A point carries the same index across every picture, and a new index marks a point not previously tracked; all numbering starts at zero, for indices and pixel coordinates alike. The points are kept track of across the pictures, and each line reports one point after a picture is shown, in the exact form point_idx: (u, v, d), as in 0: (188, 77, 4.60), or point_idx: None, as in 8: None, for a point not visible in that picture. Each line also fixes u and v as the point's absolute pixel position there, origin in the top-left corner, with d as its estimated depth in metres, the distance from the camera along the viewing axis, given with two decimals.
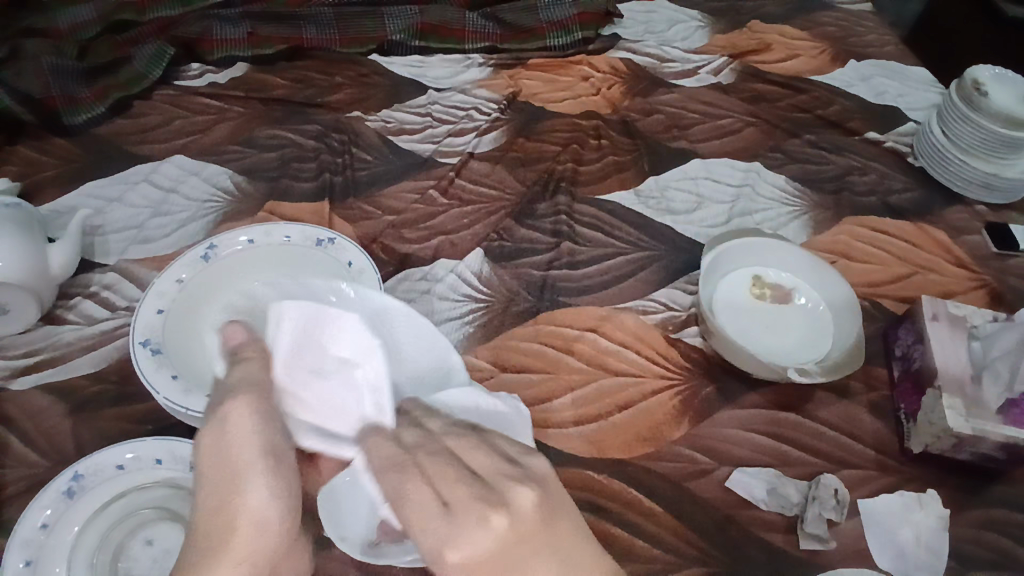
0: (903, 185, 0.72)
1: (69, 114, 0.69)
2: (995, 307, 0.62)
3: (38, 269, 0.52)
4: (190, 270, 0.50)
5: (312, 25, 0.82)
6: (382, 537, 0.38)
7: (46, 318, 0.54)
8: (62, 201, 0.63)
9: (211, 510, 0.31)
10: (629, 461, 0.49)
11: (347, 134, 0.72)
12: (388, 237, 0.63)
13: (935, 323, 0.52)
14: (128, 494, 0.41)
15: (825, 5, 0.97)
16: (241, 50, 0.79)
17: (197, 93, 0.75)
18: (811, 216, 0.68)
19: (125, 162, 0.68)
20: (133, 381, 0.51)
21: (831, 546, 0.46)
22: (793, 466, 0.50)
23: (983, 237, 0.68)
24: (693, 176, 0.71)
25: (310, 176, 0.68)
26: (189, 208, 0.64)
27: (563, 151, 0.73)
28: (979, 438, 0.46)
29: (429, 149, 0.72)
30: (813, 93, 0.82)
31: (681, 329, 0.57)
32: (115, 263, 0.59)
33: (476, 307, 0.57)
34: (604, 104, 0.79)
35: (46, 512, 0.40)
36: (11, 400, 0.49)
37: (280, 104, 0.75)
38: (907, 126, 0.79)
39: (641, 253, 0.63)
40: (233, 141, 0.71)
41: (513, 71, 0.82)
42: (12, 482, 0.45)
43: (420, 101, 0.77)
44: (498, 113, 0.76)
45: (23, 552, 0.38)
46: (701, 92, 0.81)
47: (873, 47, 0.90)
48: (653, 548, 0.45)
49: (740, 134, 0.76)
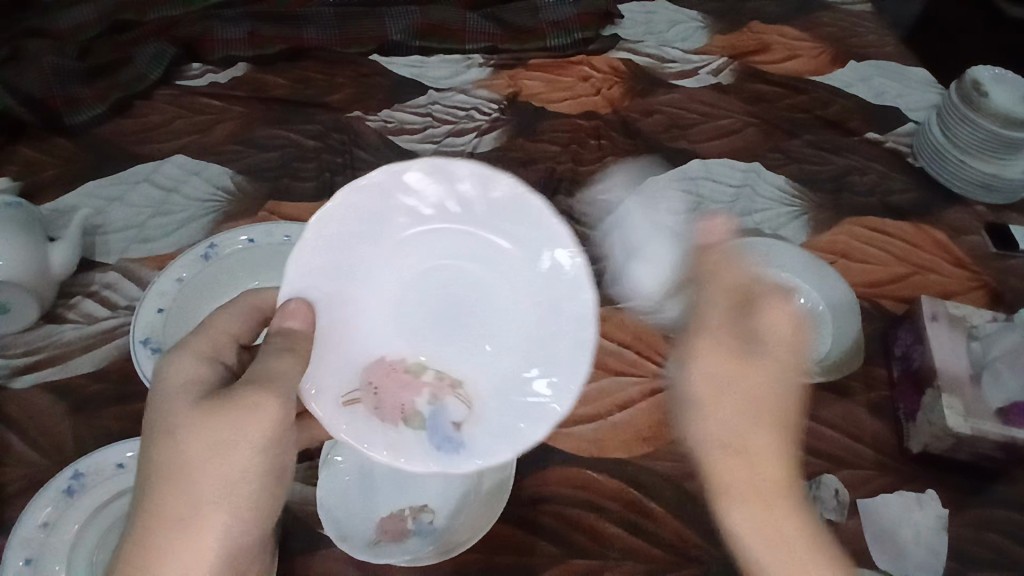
0: (903, 185, 0.72)
1: (69, 114, 0.70)
2: (995, 307, 0.62)
3: (39, 268, 0.52)
4: (190, 270, 0.51)
5: (312, 25, 0.83)
6: (382, 537, 0.43)
7: (46, 317, 0.54)
8: (63, 200, 0.64)
9: (169, 499, 0.35)
10: (628, 461, 0.49)
11: (347, 134, 0.73)
12: None
13: (934, 323, 0.52)
14: (128, 493, 0.42)
15: (825, 6, 0.97)
16: (241, 50, 0.80)
17: (197, 93, 0.75)
18: (810, 216, 0.68)
19: (126, 162, 0.68)
20: (133, 380, 0.51)
21: (833, 546, 0.46)
22: None
23: (983, 238, 0.67)
24: (693, 176, 0.71)
25: (309, 176, 0.68)
26: (190, 207, 0.64)
27: (562, 151, 0.73)
28: (978, 438, 0.46)
29: (429, 149, 0.72)
30: (813, 93, 0.82)
31: None
32: (116, 262, 0.59)
33: None
34: (603, 104, 0.79)
35: (46, 510, 0.40)
36: (11, 399, 0.49)
37: (280, 103, 0.75)
38: (907, 126, 0.79)
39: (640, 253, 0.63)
40: (233, 141, 0.71)
41: (513, 71, 0.83)
42: (12, 481, 0.46)
43: (421, 101, 0.77)
44: (498, 113, 0.77)
45: (23, 550, 0.39)
46: (701, 92, 0.81)
47: (873, 47, 0.90)
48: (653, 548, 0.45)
49: (740, 134, 0.76)
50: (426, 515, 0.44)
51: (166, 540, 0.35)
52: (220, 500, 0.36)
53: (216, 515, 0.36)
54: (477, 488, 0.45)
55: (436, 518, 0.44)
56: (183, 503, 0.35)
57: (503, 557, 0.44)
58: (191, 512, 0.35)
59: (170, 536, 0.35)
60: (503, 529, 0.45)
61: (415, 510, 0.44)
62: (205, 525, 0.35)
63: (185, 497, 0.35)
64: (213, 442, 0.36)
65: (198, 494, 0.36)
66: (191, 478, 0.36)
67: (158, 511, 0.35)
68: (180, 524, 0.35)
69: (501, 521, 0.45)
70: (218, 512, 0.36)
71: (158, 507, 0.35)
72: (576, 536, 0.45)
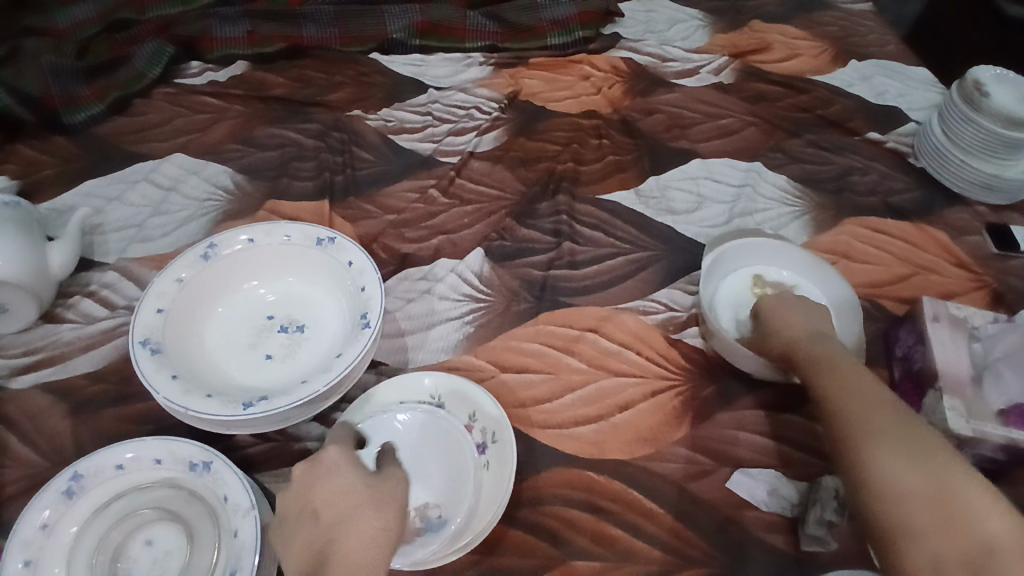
0: (904, 185, 0.72)
1: (68, 113, 0.70)
2: (996, 307, 0.61)
3: (38, 268, 0.52)
4: (190, 270, 0.51)
5: (312, 23, 0.82)
6: None
7: (46, 317, 0.54)
8: (61, 199, 0.64)
9: (303, 503, 0.37)
10: (629, 462, 0.49)
11: (347, 133, 0.72)
12: (388, 237, 0.63)
13: (936, 322, 0.52)
14: (128, 494, 0.41)
15: (826, 6, 0.97)
16: (241, 49, 0.80)
17: (197, 92, 0.76)
18: (811, 216, 0.68)
19: (126, 161, 0.68)
20: (133, 380, 0.51)
21: (831, 548, 0.45)
22: (795, 466, 0.49)
23: (984, 238, 0.67)
24: (694, 176, 0.71)
25: (309, 175, 0.68)
26: (189, 207, 0.64)
27: (563, 151, 0.72)
28: (979, 439, 0.46)
29: (429, 148, 0.72)
30: (814, 93, 0.81)
31: (681, 330, 0.57)
32: (115, 262, 0.59)
33: (476, 308, 0.58)
34: (604, 103, 0.79)
35: (46, 513, 0.40)
36: (10, 399, 0.49)
37: (280, 102, 0.75)
38: (908, 126, 0.79)
39: (641, 253, 0.63)
40: (233, 140, 0.71)
41: (513, 70, 0.82)
42: (12, 482, 0.45)
43: (421, 100, 0.77)
44: (498, 112, 0.76)
45: (23, 551, 0.38)
46: (702, 92, 0.81)
47: (873, 47, 0.90)
48: (654, 549, 0.45)
49: (741, 134, 0.76)
50: (433, 511, 0.43)
51: (307, 527, 0.36)
52: (339, 487, 0.37)
53: (334, 512, 0.36)
54: (479, 489, 0.44)
55: (444, 511, 0.43)
56: (322, 503, 0.37)
57: (505, 558, 0.44)
58: (320, 521, 0.36)
59: (301, 531, 0.36)
60: (505, 530, 0.45)
61: (420, 509, 0.43)
62: (323, 530, 0.35)
63: (322, 493, 0.37)
64: (373, 488, 0.38)
65: (333, 497, 0.37)
66: (334, 487, 0.37)
67: (322, 498, 0.37)
68: (317, 519, 0.36)
69: (501, 522, 0.45)
70: (358, 515, 0.36)
71: (305, 513, 0.36)
72: (576, 538, 0.45)
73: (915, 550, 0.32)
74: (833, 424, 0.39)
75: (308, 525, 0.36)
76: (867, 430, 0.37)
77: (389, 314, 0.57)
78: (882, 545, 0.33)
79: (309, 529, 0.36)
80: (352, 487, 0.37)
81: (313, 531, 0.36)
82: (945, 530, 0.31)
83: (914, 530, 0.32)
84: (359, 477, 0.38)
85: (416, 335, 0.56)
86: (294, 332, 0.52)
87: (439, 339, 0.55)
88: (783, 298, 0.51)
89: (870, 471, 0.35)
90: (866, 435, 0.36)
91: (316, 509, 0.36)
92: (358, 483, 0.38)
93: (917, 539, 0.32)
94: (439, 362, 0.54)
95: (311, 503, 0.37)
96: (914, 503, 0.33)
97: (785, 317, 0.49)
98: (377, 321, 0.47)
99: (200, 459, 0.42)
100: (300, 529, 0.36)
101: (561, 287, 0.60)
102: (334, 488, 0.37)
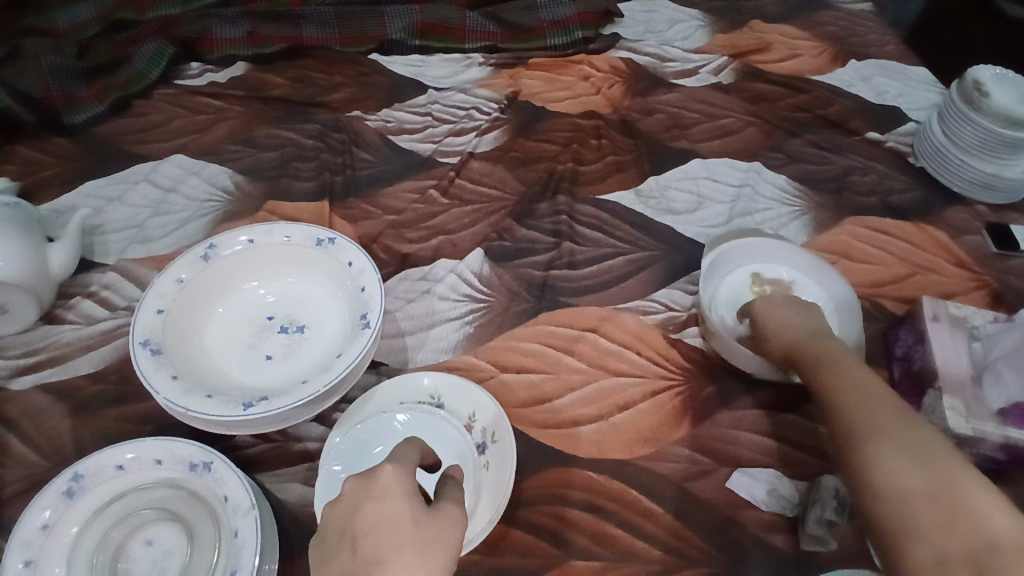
0: (903, 185, 0.72)
1: (68, 114, 0.70)
2: (996, 307, 0.61)
3: (39, 269, 0.52)
4: (190, 270, 0.51)
5: (312, 24, 0.82)
6: None
7: (46, 318, 0.54)
8: (62, 200, 0.64)
9: (345, 527, 0.32)
10: (629, 462, 0.49)
11: (347, 133, 0.73)
12: (388, 238, 0.63)
13: (936, 322, 0.52)
14: (128, 494, 0.42)
15: (826, 6, 0.97)
16: (241, 49, 0.80)
17: (197, 93, 0.76)
18: (810, 216, 0.68)
19: (126, 162, 0.68)
20: (133, 381, 0.51)
21: (831, 547, 0.45)
22: (794, 466, 0.49)
23: (984, 237, 0.67)
24: (693, 176, 0.71)
25: (309, 176, 0.68)
26: (189, 207, 0.64)
27: (563, 151, 0.73)
28: (979, 438, 0.46)
29: (429, 148, 0.72)
30: (814, 93, 0.81)
31: (681, 330, 0.57)
32: (115, 263, 0.59)
33: (476, 308, 0.58)
34: (604, 104, 0.79)
35: (46, 513, 0.40)
36: (10, 400, 0.49)
37: (280, 103, 0.75)
38: (908, 126, 0.79)
39: (640, 253, 0.63)
40: (233, 140, 0.71)
41: (513, 70, 0.82)
42: (11, 483, 0.45)
43: (421, 100, 0.77)
44: (498, 112, 0.76)
45: (23, 552, 0.38)
46: (702, 92, 0.81)
47: (873, 47, 0.90)
48: (654, 549, 0.45)
49: (740, 134, 0.76)
50: None
51: (343, 557, 0.31)
52: (384, 514, 0.32)
53: (375, 543, 0.31)
54: (478, 489, 0.44)
55: None
56: (364, 530, 0.31)
57: (504, 557, 0.44)
58: (357, 549, 0.31)
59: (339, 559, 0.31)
60: (505, 529, 0.45)
61: None
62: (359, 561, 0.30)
63: (363, 521, 0.32)
64: (426, 523, 0.32)
65: (374, 526, 0.31)
66: (378, 512, 0.32)
67: (364, 523, 0.32)
68: (354, 549, 0.31)
69: (501, 522, 0.45)
70: (402, 550, 0.30)
71: (345, 540, 0.32)
72: (576, 538, 0.45)
73: (917, 548, 0.31)
74: (835, 432, 0.39)
75: (348, 555, 0.31)
76: (866, 431, 0.37)
77: (390, 314, 0.57)
78: (887, 548, 0.33)
79: (346, 559, 0.31)
80: (395, 514, 0.32)
81: (351, 562, 0.30)
82: (942, 527, 0.31)
83: (914, 528, 0.32)
84: (408, 505, 0.33)
85: (416, 335, 0.56)
86: (294, 332, 0.52)
87: (439, 339, 0.55)
88: (777, 299, 0.52)
89: (869, 476, 0.35)
90: (865, 437, 0.37)
91: (356, 538, 0.31)
92: (403, 512, 0.32)
93: (917, 536, 0.32)
94: (439, 362, 0.54)
95: (354, 528, 0.32)
96: (912, 501, 0.33)
97: (774, 312, 0.50)
98: (377, 321, 0.47)
99: (200, 460, 0.42)
100: (337, 558, 0.31)
101: (561, 288, 0.60)
102: (381, 514, 0.32)
